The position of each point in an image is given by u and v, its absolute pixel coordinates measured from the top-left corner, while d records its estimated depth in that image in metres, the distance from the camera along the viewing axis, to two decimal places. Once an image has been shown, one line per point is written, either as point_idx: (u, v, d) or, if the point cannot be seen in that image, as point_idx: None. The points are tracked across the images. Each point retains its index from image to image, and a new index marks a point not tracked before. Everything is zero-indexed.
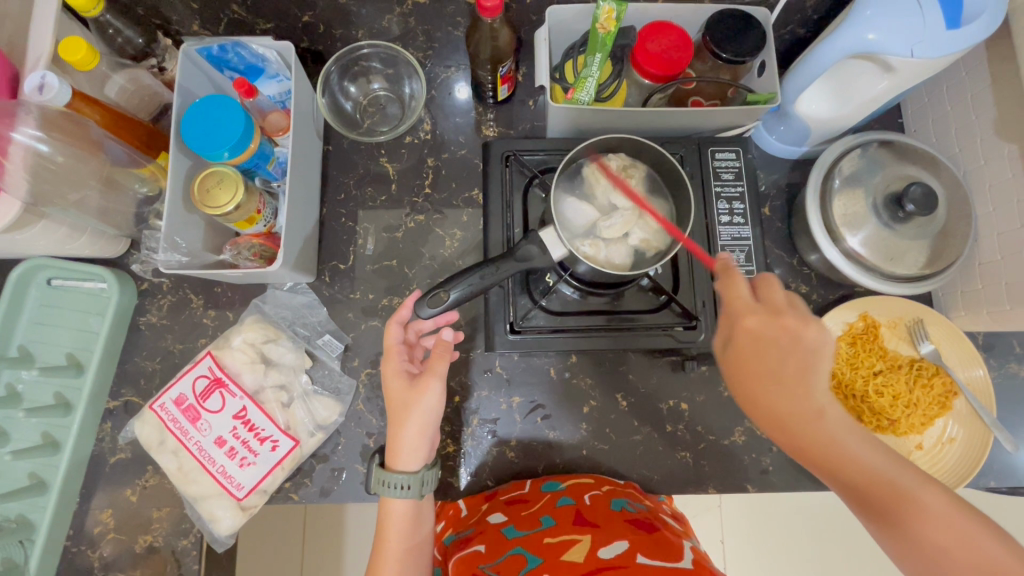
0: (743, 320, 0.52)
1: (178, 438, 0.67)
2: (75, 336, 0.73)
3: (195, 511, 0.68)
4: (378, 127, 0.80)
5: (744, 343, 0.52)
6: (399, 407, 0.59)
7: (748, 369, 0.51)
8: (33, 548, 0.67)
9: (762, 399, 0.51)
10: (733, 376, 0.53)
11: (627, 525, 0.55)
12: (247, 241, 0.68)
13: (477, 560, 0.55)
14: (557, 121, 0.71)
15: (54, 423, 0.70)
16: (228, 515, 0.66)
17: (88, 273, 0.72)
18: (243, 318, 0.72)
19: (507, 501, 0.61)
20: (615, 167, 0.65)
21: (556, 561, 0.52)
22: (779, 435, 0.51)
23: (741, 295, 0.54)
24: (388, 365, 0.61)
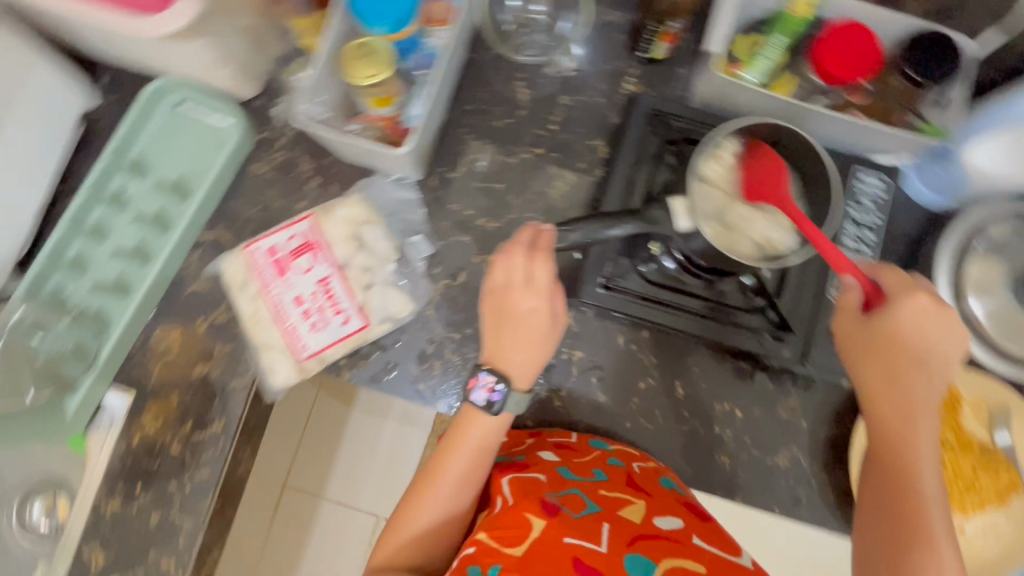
0: (917, 296, 0.55)
1: (263, 286, 0.69)
2: (189, 162, 0.75)
3: (256, 357, 0.71)
4: (524, 48, 0.79)
5: (909, 314, 0.55)
6: (535, 341, 0.57)
7: (887, 337, 0.56)
8: (106, 341, 0.71)
9: (889, 364, 0.56)
10: (869, 333, 0.57)
11: (681, 506, 0.56)
12: (373, 121, 0.69)
13: (538, 488, 0.53)
14: (712, 94, 0.68)
15: (150, 236, 0.74)
16: (286, 370, 0.69)
17: (216, 107, 0.74)
18: (349, 193, 0.74)
19: (556, 444, 0.62)
20: (731, 156, 0.62)
21: (613, 513, 0.52)
22: (888, 404, 0.56)
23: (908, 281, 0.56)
24: (523, 295, 0.57)
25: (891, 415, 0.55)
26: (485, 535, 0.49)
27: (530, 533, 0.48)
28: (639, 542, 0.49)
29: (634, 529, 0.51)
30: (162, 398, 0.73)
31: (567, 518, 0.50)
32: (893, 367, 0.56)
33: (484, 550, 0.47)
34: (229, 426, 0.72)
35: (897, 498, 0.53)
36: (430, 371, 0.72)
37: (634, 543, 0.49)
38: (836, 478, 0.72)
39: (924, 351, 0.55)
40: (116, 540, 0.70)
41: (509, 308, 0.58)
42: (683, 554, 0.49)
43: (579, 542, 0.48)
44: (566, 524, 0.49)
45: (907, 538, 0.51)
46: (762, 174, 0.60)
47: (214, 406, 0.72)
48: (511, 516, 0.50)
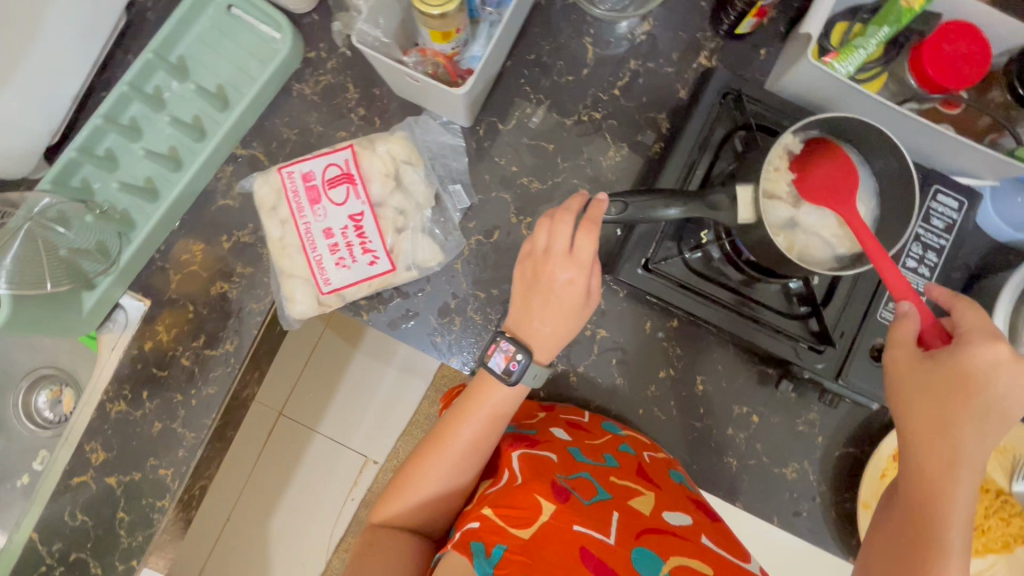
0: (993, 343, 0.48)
1: (292, 213, 0.67)
2: (232, 71, 0.72)
3: (277, 284, 0.69)
4: (600, 2, 0.73)
5: (979, 364, 0.48)
6: (566, 316, 0.55)
7: (948, 379, 0.48)
8: (128, 243, 0.69)
9: (943, 411, 0.49)
10: (929, 373, 0.50)
11: (689, 502, 0.55)
12: (431, 55, 0.65)
13: (550, 467, 0.53)
14: (794, 81, 0.63)
15: (184, 142, 0.71)
16: (305, 301, 0.67)
17: (267, 16, 0.70)
18: (393, 130, 0.70)
19: (569, 424, 0.61)
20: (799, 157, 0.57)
21: (623, 501, 0.52)
22: (929, 454, 0.49)
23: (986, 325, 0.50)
24: (563, 267, 0.54)
25: (931, 465, 0.48)
26: (492, 510, 0.48)
27: (539, 517, 0.47)
28: (646, 535, 0.48)
29: (643, 521, 0.50)
30: (178, 309, 0.72)
31: (578, 503, 0.49)
32: (946, 414, 0.48)
33: (489, 527, 0.46)
34: (241, 348, 0.71)
35: (922, 559, 0.46)
36: (450, 326, 0.71)
37: (642, 536, 0.48)
38: (841, 498, 0.71)
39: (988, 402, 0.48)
40: (117, 440, 0.71)
41: (543, 277, 0.55)
42: (692, 552, 0.48)
43: (586, 531, 0.47)
44: (575, 510, 0.48)
45: None
46: (836, 175, 0.56)
47: (229, 325, 0.71)
48: (521, 495, 0.48)
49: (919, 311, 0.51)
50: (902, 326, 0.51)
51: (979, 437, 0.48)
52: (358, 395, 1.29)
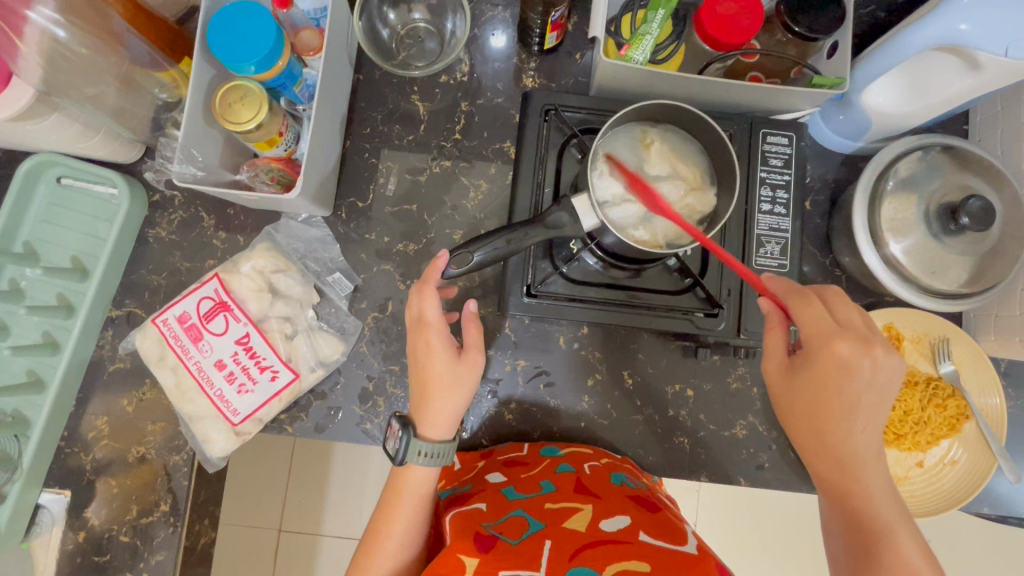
0: (834, 343, 0.50)
1: (180, 357, 0.66)
2: (81, 239, 0.71)
3: (190, 430, 0.68)
4: (413, 61, 0.75)
5: (829, 365, 0.50)
6: (445, 382, 0.54)
7: (814, 391, 0.51)
8: (28, 443, 0.67)
9: (826, 423, 0.51)
10: (798, 391, 0.52)
11: (629, 500, 0.58)
12: (263, 164, 0.66)
13: (478, 518, 0.55)
14: (604, 79, 0.67)
15: (54, 324, 0.70)
16: (222, 438, 0.66)
17: (98, 177, 0.70)
18: (255, 244, 0.70)
19: (506, 463, 0.66)
20: (623, 148, 0.61)
21: (557, 526, 0.53)
22: (827, 463, 0.51)
23: (822, 319, 0.52)
24: (424, 332, 0.55)
25: (829, 470, 0.51)
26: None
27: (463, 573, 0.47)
28: (581, 553, 0.49)
29: (579, 538, 0.51)
30: (101, 488, 0.69)
31: (506, 544, 0.51)
32: (820, 422, 0.51)
33: None
34: (177, 504, 0.69)
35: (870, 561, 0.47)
36: (375, 409, 0.70)
37: (576, 556, 0.48)
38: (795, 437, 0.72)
39: (856, 396, 0.50)
40: None
41: (421, 346, 0.56)
42: (632, 554, 0.48)
43: (515, 571, 0.46)
44: (499, 555, 0.48)
45: None
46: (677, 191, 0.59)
47: (158, 485, 0.69)
48: (444, 560, 0.49)
49: (776, 307, 0.55)
50: (771, 332, 0.55)
51: (863, 429, 0.50)
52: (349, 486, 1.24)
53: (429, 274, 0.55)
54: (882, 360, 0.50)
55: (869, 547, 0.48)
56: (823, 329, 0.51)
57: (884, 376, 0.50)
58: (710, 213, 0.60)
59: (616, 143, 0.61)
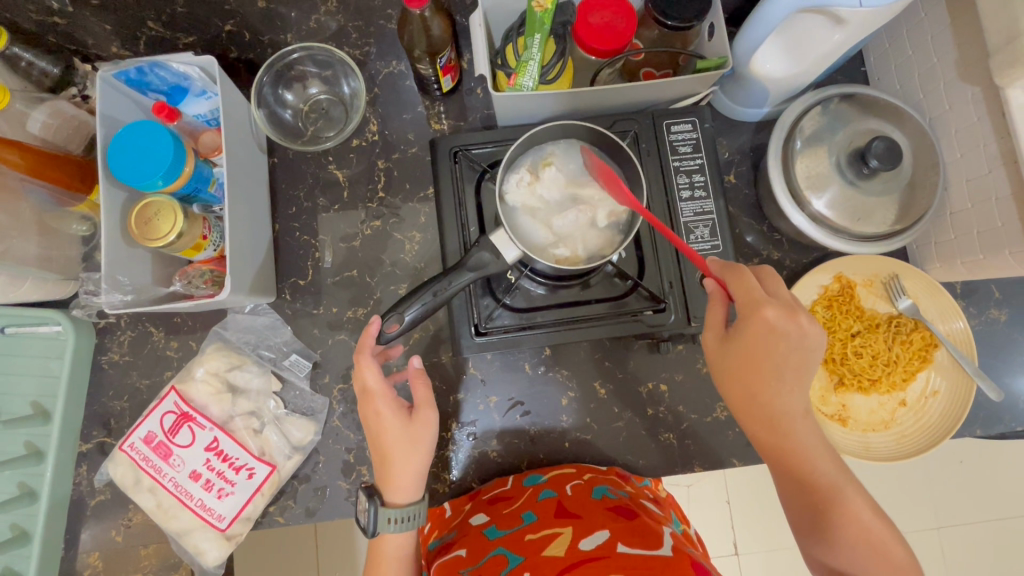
0: (762, 312, 0.51)
1: (153, 477, 0.66)
2: (37, 383, 0.71)
3: (181, 546, 0.67)
4: (322, 133, 0.76)
5: (758, 333, 0.52)
6: (402, 446, 0.56)
7: (742, 360, 0.53)
8: None
9: (761, 389, 0.53)
10: (733, 360, 0.53)
11: (607, 513, 0.59)
12: (198, 269, 0.67)
13: (460, 565, 0.58)
14: (503, 110, 0.68)
15: (28, 474, 0.69)
16: (214, 546, 0.66)
17: (38, 320, 0.70)
18: (205, 347, 0.70)
19: (490, 501, 0.66)
20: (530, 172, 0.61)
21: (536, 557, 0.55)
22: (762, 425, 0.54)
23: (751, 289, 0.53)
24: (371, 402, 0.57)
25: (764, 430, 0.54)
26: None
27: None
28: None
29: (559, 563, 0.53)
30: None
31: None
32: (750, 389, 0.53)
33: None
34: None
35: (819, 507, 0.52)
36: (360, 479, 0.70)
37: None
38: None
39: (784, 359, 0.52)
40: None
41: (372, 416, 0.58)
42: (603, 568, 0.50)
43: None
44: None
45: (827, 533, 0.51)
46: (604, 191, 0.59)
47: None
48: None
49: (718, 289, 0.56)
50: (713, 307, 0.56)
51: (785, 386, 0.52)
52: None
53: (367, 340, 0.57)
54: (807, 324, 0.51)
55: (818, 496, 0.52)
56: (751, 299, 0.52)
57: (805, 331, 0.52)
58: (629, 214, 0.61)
59: (520, 173, 0.61)
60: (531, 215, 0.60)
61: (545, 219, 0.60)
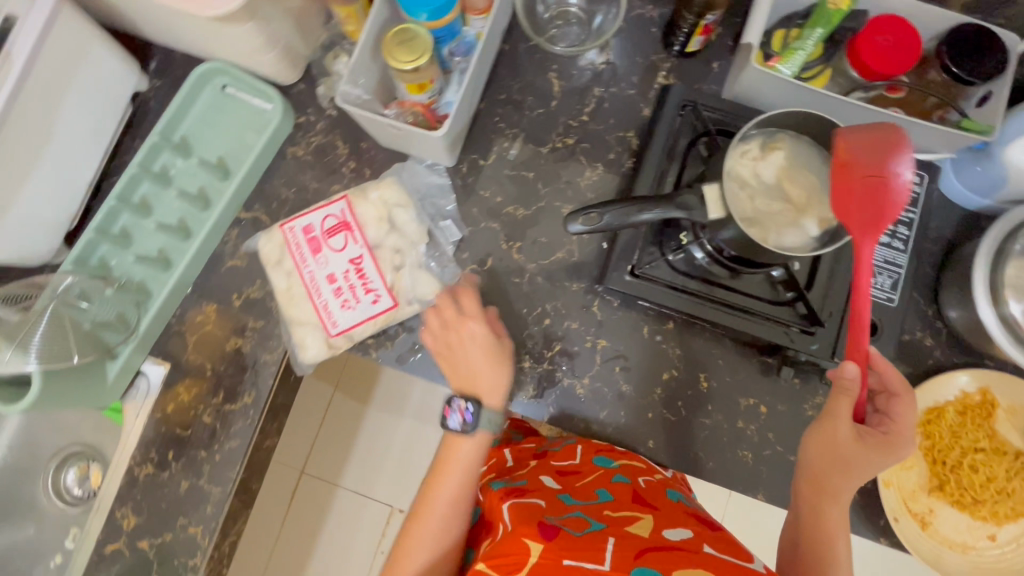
0: (903, 442, 0.58)
1: (297, 264, 0.72)
2: (232, 143, 0.78)
3: (288, 332, 0.73)
4: (558, 40, 0.79)
5: (890, 452, 0.58)
6: (497, 361, 0.68)
7: (865, 460, 0.57)
8: (146, 312, 0.73)
9: (856, 487, 0.58)
10: (857, 458, 0.57)
11: (688, 519, 0.60)
12: (410, 106, 0.71)
13: (540, 510, 0.59)
14: (745, 83, 0.69)
15: (192, 213, 0.76)
16: (316, 346, 0.71)
17: (259, 91, 0.76)
18: (384, 176, 0.75)
19: (559, 472, 0.70)
20: (759, 149, 0.61)
21: (620, 529, 0.55)
22: (824, 507, 0.59)
23: (903, 417, 0.59)
24: (465, 324, 0.69)
25: (822, 511, 0.59)
26: (487, 564, 0.53)
27: (528, 559, 0.51)
28: (646, 554, 0.50)
29: (643, 540, 0.53)
30: (195, 368, 0.75)
31: (568, 534, 0.53)
32: (846, 481, 0.58)
33: None
34: (259, 399, 0.74)
35: None
36: None
37: (642, 556, 0.50)
38: None
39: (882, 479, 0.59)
40: (147, 504, 0.73)
41: (467, 337, 0.69)
42: (692, 560, 0.51)
43: (578, 563, 0.49)
44: (563, 546, 0.51)
45: None
46: (862, 190, 0.55)
47: (246, 378, 0.74)
48: (512, 542, 0.53)
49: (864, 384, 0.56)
50: (846, 395, 0.56)
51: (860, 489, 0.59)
52: (375, 442, 1.35)
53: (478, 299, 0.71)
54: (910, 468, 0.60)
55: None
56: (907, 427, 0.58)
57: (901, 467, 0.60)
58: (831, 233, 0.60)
59: (749, 145, 0.61)
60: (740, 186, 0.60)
61: (753, 195, 0.60)
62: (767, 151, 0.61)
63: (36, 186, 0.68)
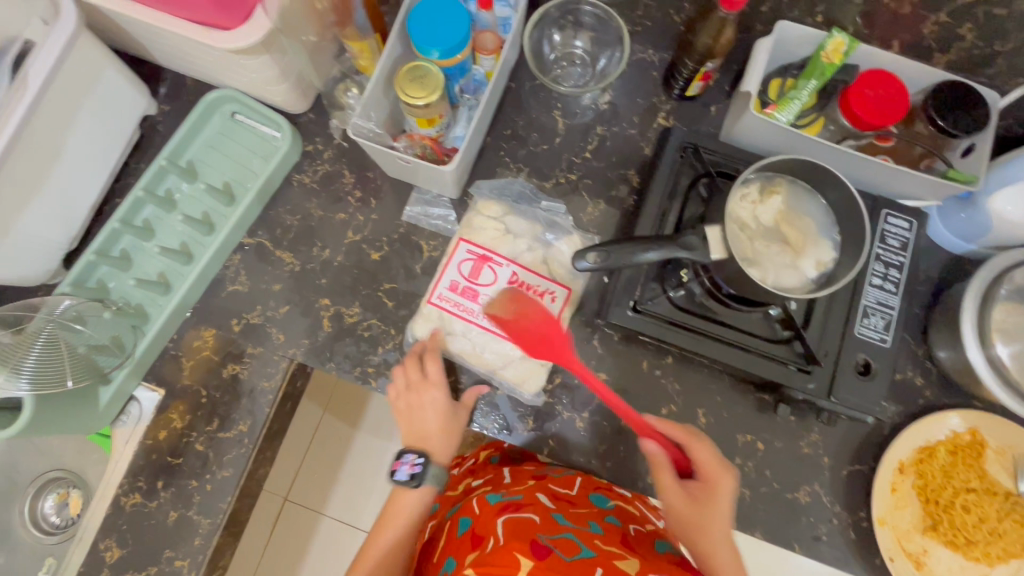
0: (719, 483, 0.65)
1: (467, 317, 0.72)
2: (237, 169, 0.79)
3: (499, 380, 0.73)
4: (564, 79, 0.82)
5: (718, 499, 0.65)
6: (440, 428, 0.72)
7: (697, 508, 0.65)
8: (143, 337, 0.71)
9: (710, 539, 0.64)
10: (698, 508, 0.65)
11: (670, 566, 0.62)
12: (418, 139, 0.72)
13: (535, 527, 0.61)
14: (741, 129, 0.72)
15: (195, 238, 0.77)
16: (536, 372, 0.71)
17: (268, 119, 0.77)
18: (476, 198, 0.77)
19: (556, 492, 0.72)
20: (757, 192, 0.63)
21: (607, 560, 0.58)
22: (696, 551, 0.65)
23: (703, 453, 0.66)
24: (427, 389, 0.71)
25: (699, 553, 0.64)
26: (475, 570, 0.54)
27: (518, 570, 0.53)
28: None
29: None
30: (193, 395, 0.74)
31: (559, 557, 0.56)
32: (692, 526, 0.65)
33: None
34: (254, 427, 0.73)
35: None
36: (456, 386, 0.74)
37: None
38: (857, 517, 0.72)
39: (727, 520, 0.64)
40: (132, 536, 0.70)
41: (416, 407, 0.72)
42: None
43: None
44: (553, 565, 0.54)
45: None
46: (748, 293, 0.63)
47: (242, 405, 0.73)
48: (502, 555, 0.55)
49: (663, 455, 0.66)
50: (662, 467, 0.66)
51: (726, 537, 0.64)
52: (364, 470, 1.33)
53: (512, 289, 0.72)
54: (727, 491, 0.65)
55: None
56: (715, 468, 0.66)
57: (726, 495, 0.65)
58: (827, 278, 0.62)
59: (749, 189, 0.63)
60: (741, 230, 0.62)
61: (753, 237, 0.62)
62: (764, 196, 0.63)
63: (40, 204, 0.67)
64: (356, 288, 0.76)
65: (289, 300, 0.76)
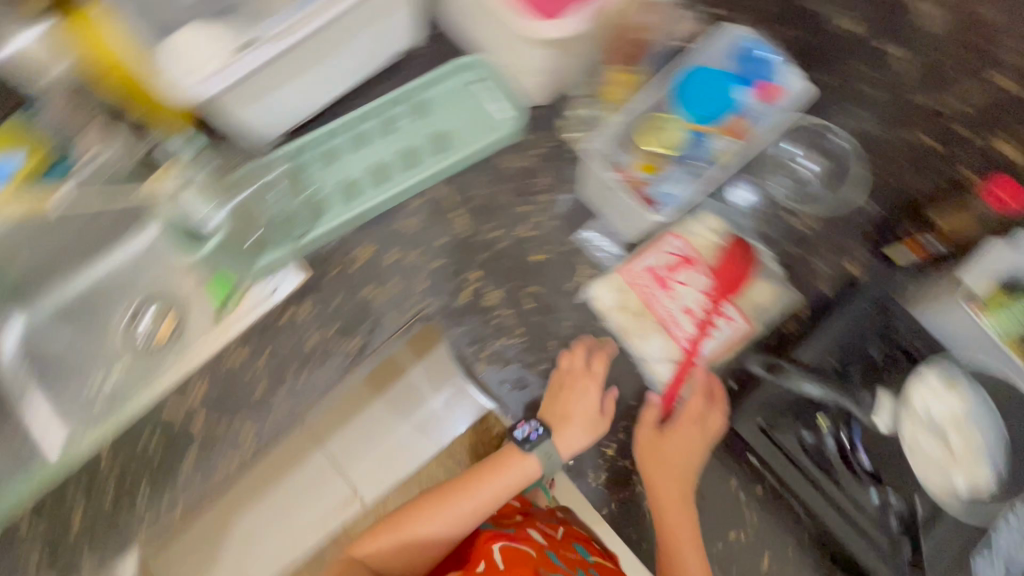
0: (695, 412, 0.75)
1: (649, 300, 0.78)
2: (456, 125, 0.84)
3: (649, 364, 0.78)
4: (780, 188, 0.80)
5: (681, 430, 0.75)
6: (584, 419, 0.76)
7: (670, 444, 0.75)
8: (318, 227, 0.79)
9: (663, 473, 0.74)
10: (659, 440, 0.75)
11: None
12: (628, 177, 0.75)
13: (531, 560, 0.72)
14: (937, 314, 0.70)
15: (394, 166, 0.82)
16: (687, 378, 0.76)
17: (505, 99, 0.83)
18: (703, 211, 0.80)
19: (547, 528, 0.81)
20: (943, 388, 0.68)
21: None
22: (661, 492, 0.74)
23: (698, 400, 0.76)
24: (583, 379, 0.77)
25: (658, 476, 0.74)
26: None
27: None
28: None
29: None
30: (326, 296, 0.78)
31: None
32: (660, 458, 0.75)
33: None
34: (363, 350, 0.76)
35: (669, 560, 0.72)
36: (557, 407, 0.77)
37: None
38: None
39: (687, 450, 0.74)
40: (221, 387, 0.75)
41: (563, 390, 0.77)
42: None
43: None
44: None
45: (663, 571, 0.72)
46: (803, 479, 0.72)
47: (364, 325, 0.78)
48: None
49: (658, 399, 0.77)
50: (651, 408, 0.77)
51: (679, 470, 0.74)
52: None
53: (748, 258, 0.78)
54: (715, 419, 0.74)
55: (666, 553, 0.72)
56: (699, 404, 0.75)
57: (706, 419, 0.75)
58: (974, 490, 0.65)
59: (931, 379, 0.69)
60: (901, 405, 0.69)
61: (915, 422, 0.68)
62: (948, 391, 0.68)
63: (302, 84, 0.75)
64: (506, 277, 0.80)
65: (445, 257, 0.80)
